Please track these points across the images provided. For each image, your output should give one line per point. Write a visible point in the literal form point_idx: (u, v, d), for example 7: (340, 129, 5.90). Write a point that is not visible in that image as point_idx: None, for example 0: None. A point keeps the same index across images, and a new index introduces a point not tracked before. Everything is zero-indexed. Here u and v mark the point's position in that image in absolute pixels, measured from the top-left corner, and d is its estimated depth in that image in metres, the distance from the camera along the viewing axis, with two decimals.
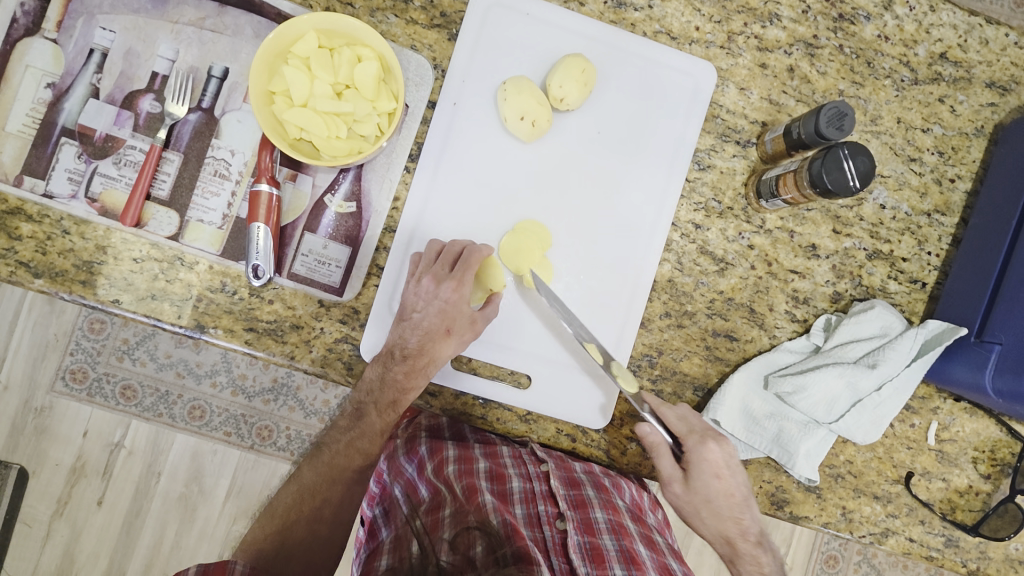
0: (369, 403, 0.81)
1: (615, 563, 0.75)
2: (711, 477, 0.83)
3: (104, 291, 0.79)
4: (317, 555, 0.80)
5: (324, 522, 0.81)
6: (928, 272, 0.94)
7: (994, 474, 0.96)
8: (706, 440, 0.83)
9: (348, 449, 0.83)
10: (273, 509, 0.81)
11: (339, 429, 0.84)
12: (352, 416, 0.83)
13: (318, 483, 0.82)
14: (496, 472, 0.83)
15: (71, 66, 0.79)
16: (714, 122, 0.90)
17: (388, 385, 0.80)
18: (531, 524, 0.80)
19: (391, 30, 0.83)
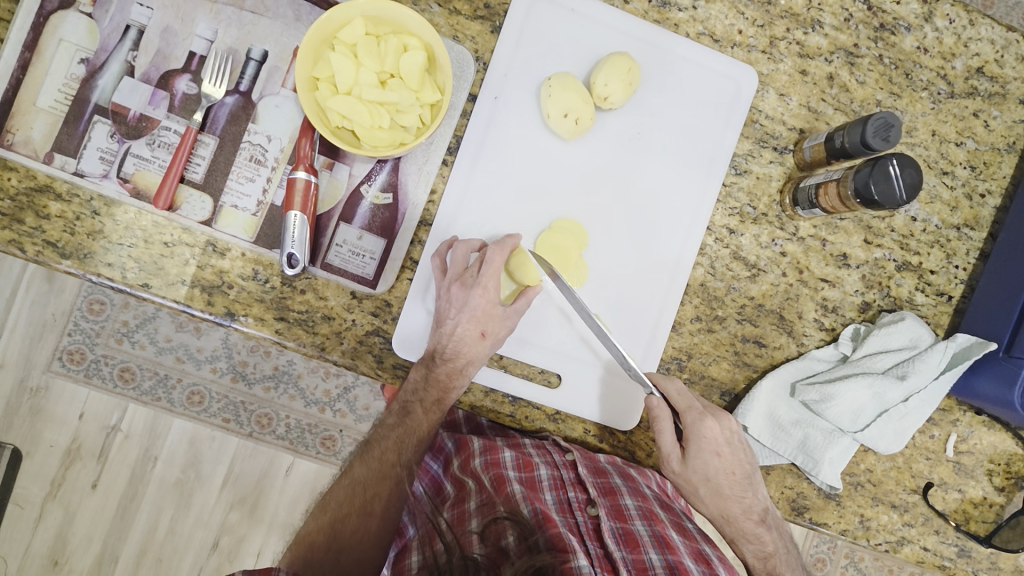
0: (413, 401, 0.81)
1: (650, 548, 0.76)
2: (710, 454, 0.81)
3: (134, 275, 0.77)
4: (368, 553, 0.76)
5: (374, 517, 0.78)
6: (955, 285, 0.94)
7: (1009, 486, 0.97)
8: (706, 416, 0.81)
9: (396, 443, 0.83)
10: (326, 504, 0.80)
11: (386, 425, 0.84)
12: (399, 414, 0.83)
13: (368, 476, 0.81)
14: (524, 459, 0.82)
15: (106, 42, 0.77)
16: (753, 127, 0.90)
17: (433, 384, 0.80)
18: (563, 510, 0.80)
19: (434, 20, 0.82)
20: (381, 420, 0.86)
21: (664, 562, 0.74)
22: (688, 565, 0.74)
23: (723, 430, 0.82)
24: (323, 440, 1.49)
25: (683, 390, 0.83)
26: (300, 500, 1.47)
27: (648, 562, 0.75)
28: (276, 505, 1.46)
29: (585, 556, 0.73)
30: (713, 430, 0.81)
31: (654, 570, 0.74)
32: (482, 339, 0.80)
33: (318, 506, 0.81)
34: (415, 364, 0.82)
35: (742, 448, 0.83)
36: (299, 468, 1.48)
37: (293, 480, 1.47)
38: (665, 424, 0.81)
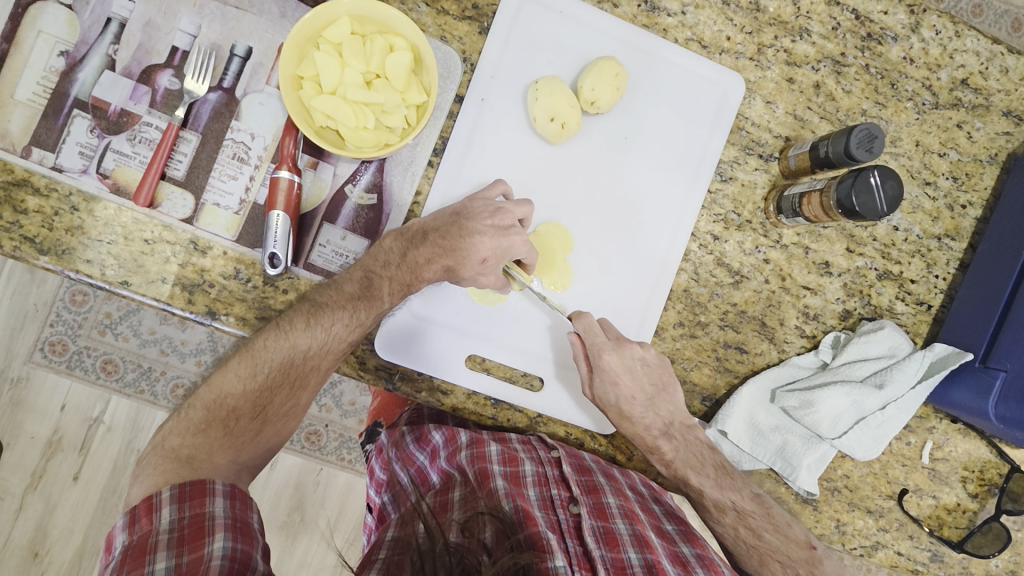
0: (382, 276, 0.78)
1: (629, 546, 0.76)
2: (608, 383, 0.83)
3: (113, 272, 0.77)
4: (290, 419, 0.79)
5: (306, 390, 0.79)
6: (935, 295, 0.96)
7: (982, 493, 0.98)
8: (604, 352, 0.82)
9: (350, 319, 0.77)
10: (258, 357, 0.74)
11: (343, 295, 0.77)
12: (360, 287, 0.77)
13: (305, 367, 0.77)
14: (509, 455, 0.83)
15: (86, 35, 0.76)
16: (739, 134, 0.90)
17: (407, 265, 0.78)
18: (545, 506, 0.79)
19: (421, 20, 0.81)
20: (335, 279, 0.78)
21: (642, 560, 0.74)
22: (665, 565, 0.75)
23: (625, 359, 0.83)
24: (310, 435, 1.46)
25: (593, 325, 0.84)
26: (283, 496, 1.46)
27: (627, 561, 0.75)
28: (259, 498, 1.45)
29: (564, 555, 0.72)
30: (613, 363, 0.82)
31: (632, 569, 0.74)
32: (481, 265, 0.79)
33: (243, 353, 0.75)
34: (391, 233, 0.79)
35: (644, 373, 0.84)
36: (284, 462, 1.45)
37: (277, 475, 1.45)
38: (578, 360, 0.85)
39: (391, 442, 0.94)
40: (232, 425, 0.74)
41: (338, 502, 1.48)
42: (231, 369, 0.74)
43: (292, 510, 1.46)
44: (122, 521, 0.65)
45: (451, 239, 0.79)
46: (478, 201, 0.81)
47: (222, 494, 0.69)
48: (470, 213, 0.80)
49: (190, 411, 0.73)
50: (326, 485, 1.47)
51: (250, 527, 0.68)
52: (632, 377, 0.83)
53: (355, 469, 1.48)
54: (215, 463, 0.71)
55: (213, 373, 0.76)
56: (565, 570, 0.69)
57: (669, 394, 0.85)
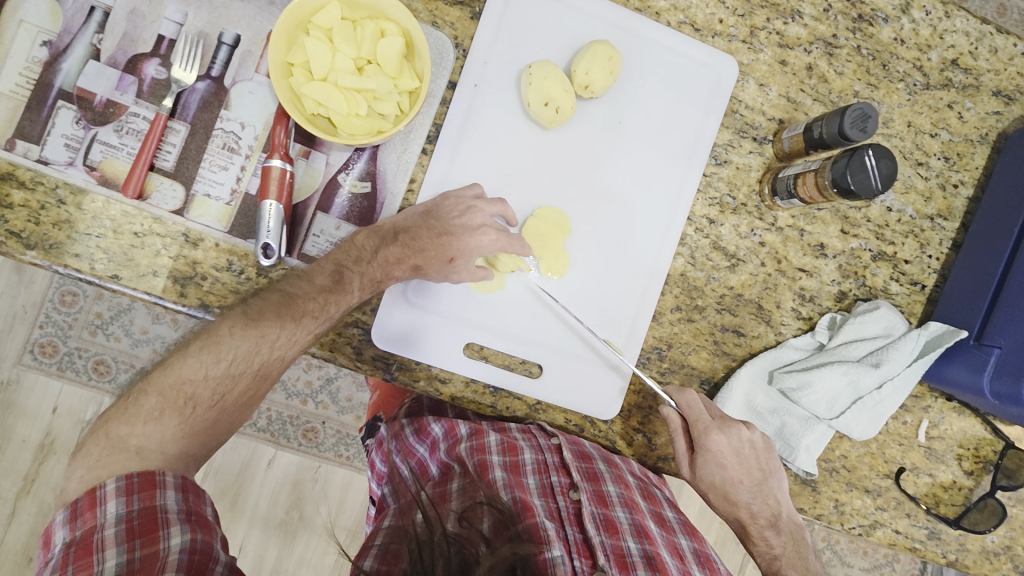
0: (353, 270, 0.76)
1: (628, 535, 0.76)
2: (714, 465, 0.84)
3: (103, 266, 0.75)
4: (245, 410, 0.77)
5: (265, 380, 0.77)
6: (928, 275, 0.96)
7: (977, 470, 0.99)
8: (711, 432, 0.83)
9: (319, 312, 0.75)
10: (223, 344, 0.72)
11: (314, 286, 0.75)
12: (330, 279, 0.75)
13: (269, 357, 0.75)
14: (508, 444, 0.82)
15: (69, 24, 0.74)
16: (733, 117, 0.90)
17: (380, 260, 0.77)
18: (545, 494, 0.79)
19: (412, 5, 0.80)
20: (304, 270, 0.77)
21: (641, 551, 0.75)
22: (664, 558, 0.76)
23: (732, 441, 0.84)
24: (305, 432, 1.45)
25: (695, 402, 0.85)
26: (281, 493, 1.45)
27: (627, 549, 0.75)
28: (257, 496, 1.44)
29: (561, 545, 0.73)
30: (718, 444, 0.84)
31: (633, 559, 0.74)
32: (449, 265, 0.80)
33: (207, 340, 0.72)
34: (365, 230, 0.78)
35: (752, 457, 0.85)
36: (282, 461, 1.44)
37: (273, 473, 1.44)
38: (676, 435, 0.86)
39: (391, 434, 0.94)
40: (188, 413, 0.71)
41: (337, 500, 1.47)
42: (193, 355, 0.72)
43: (291, 508, 1.46)
44: (63, 516, 0.65)
45: (421, 239, 0.78)
46: (451, 200, 0.80)
47: (173, 486, 0.69)
48: (441, 211, 0.80)
49: (141, 396, 0.70)
50: (324, 482, 1.46)
51: (206, 519, 0.69)
52: (739, 461, 0.85)
53: (353, 466, 1.47)
54: (166, 454, 0.70)
55: (171, 357, 0.72)
56: (561, 562, 0.71)
57: (776, 480, 0.86)
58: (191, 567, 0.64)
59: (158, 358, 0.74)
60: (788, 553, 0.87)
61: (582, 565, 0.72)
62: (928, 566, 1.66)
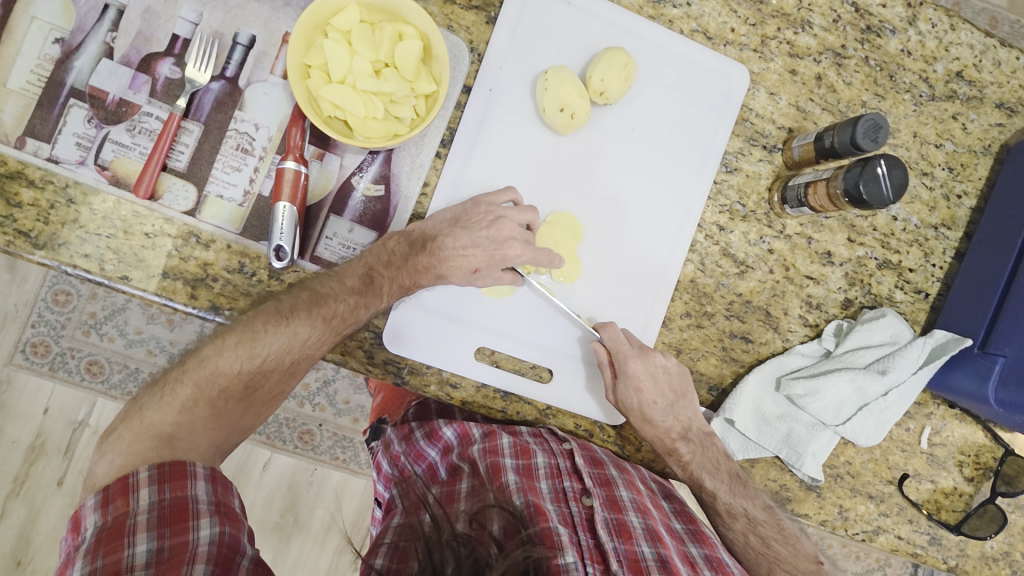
0: (383, 275, 0.77)
1: (642, 540, 0.76)
2: (632, 389, 0.84)
3: (112, 267, 0.75)
4: (271, 403, 0.78)
5: (293, 376, 0.77)
6: (932, 283, 0.97)
7: (977, 477, 1.01)
8: (631, 360, 0.83)
9: (350, 314, 0.76)
10: (257, 339, 0.72)
11: (344, 287, 0.75)
12: (359, 282, 0.76)
13: (300, 356, 0.75)
14: (522, 448, 0.82)
15: (82, 22, 0.73)
16: (744, 125, 0.90)
17: (408, 267, 0.77)
18: (558, 499, 0.79)
19: (428, 9, 0.80)
20: (337, 269, 0.77)
21: (655, 555, 0.75)
22: (677, 563, 0.75)
23: (650, 367, 0.84)
24: (303, 434, 1.43)
25: (617, 335, 0.84)
26: (276, 496, 1.44)
27: (640, 554, 0.75)
28: (252, 500, 1.43)
29: (574, 550, 0.72)
30: (637, 371, 0.83)
31: (647, 564, 0.74)
32: (471, 274, 0.80)
33: (240, 334, 0.72)
34: (392, 233, 0.78)
35: (666, 380, 0.85)
36: (277, 463, 1.43)
37: (269, 475, 1.43)
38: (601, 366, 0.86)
39: (400, 437, 0.93)
40: (220, 405, 0.72)
41: (332, 501, 1.46)
42: (227, 348, 0.72)
43: (286, 511, 1.44)
44: (94, 501, 0.64)
45: (448, 249, 0.79)
46: (482, 207, 0.80)
47: (204, 477, 0.68)
48: (469, 218, 0.80)
49: (177, 385, 0.70)
50: (321, 484, 1.45)
51: (233, 511, 0.69)
52: (655, 384, 0.84)
53: (350, 468, 1.47)
54: (196, 445, 0.70)
55: (204, 347, 0.72)
56: (574, 567, 0.70)
57: (689, 400, 0.87)
58: (220, 561, 0.63)
59: (190, 347, 0.74)
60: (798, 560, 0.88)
61: (594, 571, 0.72)
62: (919, 568, 1.69)
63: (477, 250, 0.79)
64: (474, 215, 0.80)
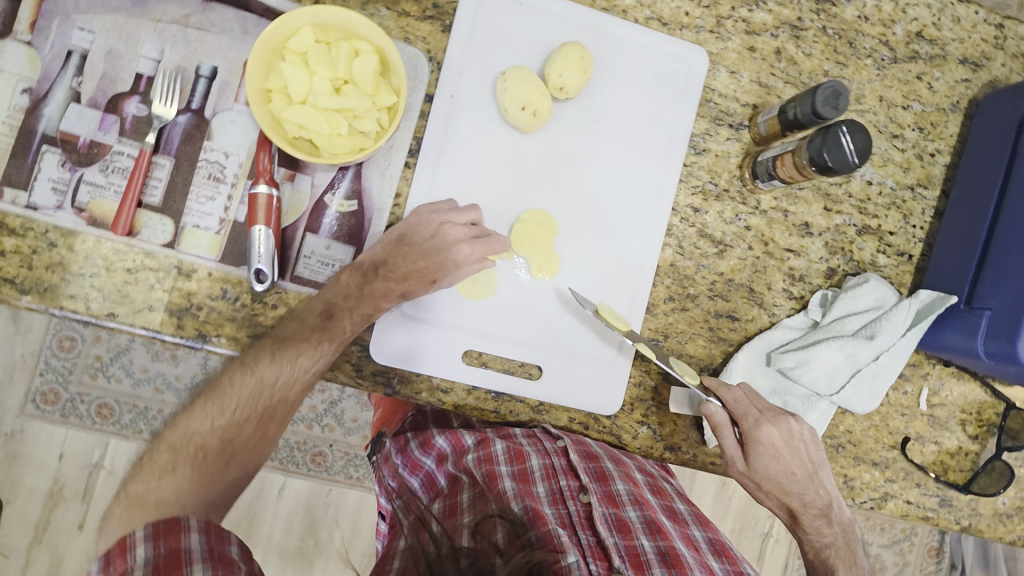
0: (343, 308, 0.78)
1: (641, 534, 0.77)
2: (770, 458, 0.83)
3: (99, 305, 0.77)
4: (258, 455, 0.79)
5: (272, 423, 0.79)
6: (914, 244, 0.98)
7: (982, 434, 1.01)
8: (763, 424, 0.82)
9: (313, 351, 0.77)
10: (225, 395, 0.76)
11: (304, 327, 0.77)
12: (319, 317, 0.77)
13: (271, 400, 0.78)
14: (515, 451, 0.82)
15: (48, 70, 0.75)
16: (708, 106, 0.91)
17: (369, 295, 0.78)
18: (555, 501, 0.79)
19: (383, 23, 0.82)
20: (297, 311, 0.78)
21: (655, 547, 0.75)
22: (680, 551, 0.76)
23: (783, 432, 0.83)
24: (314, 457, 1.44)
25: (741, 398, 0.84)
26: (294, 520, 1.45)
27: (640, 547, 0.76)
28: (271, 526, 1.44)
29: (576, 550, 0.73)
30: (771, 436, 0.82)
31: (647, 556, 0.75)
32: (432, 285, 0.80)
33: (210, 393, 0.76)
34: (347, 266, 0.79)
35: (804, 449, 0.85)
36: (292, 487, 1.44)
37: (285, 501, 1.44)
38: (722, 432, 0.83)
39: (397, 449, 0.95)
40: (201, 463, 0.74)
41: (350, 522, 1.47)
42: (198, 409, 0.76)
43: (305, 534, 1.45)
44: (96, 567, 0.64)
45: (401, 267, 0.79)
46: (423, 218, 0.80)
47: (196, 530, 0.68)
48: (413, 233, 0.80)
49: (155, 454, 0.74)
50: (337, 505, 1.46)
51: (230, 559, 0.67)
52: (792, 453, 0.84)
53: (364, 486, 1.47)
54: (185, 505, 0.71)
55: (180, 415, 0.77)
56: (577, 566, 0.71)
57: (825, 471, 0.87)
58: None
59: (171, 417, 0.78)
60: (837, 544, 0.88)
61: (598, 568, 0.72)
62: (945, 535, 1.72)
63: (426, 263, 0.79)
64: (416, 232, 0.80)
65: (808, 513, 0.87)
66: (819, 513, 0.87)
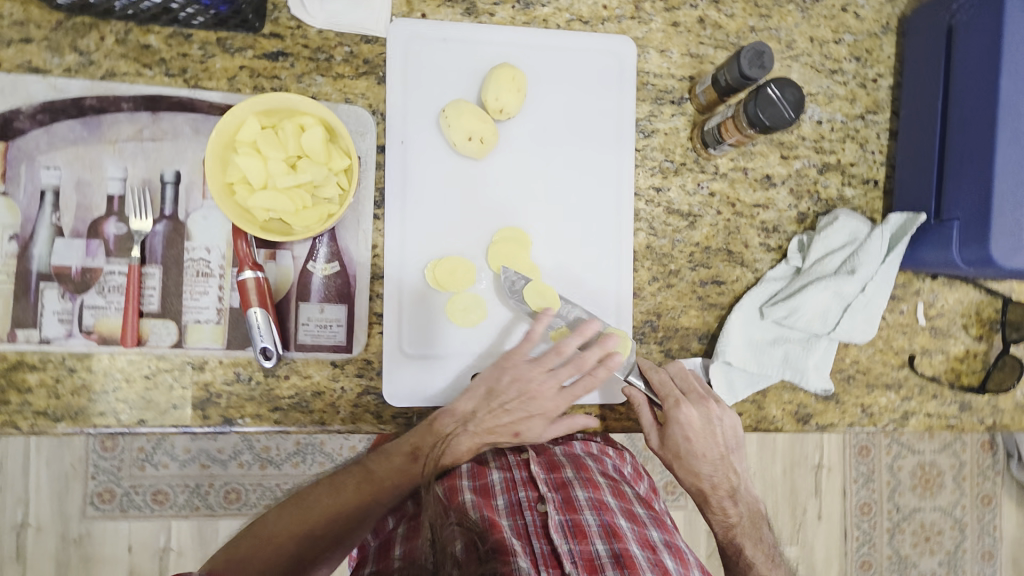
0: (427, 454, 0.82)
1: (596, 538, 0.74)
2: (682, 437, 0.88)
3: (127, 415, 0.82)
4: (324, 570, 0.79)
5: (348, 538, 0.80)
6: (877, 170, 1.00)
7: (986, 333, 1.03)
8: (682, 404, 0.87)
9: (404, 477, 0.81)
10: (312, 503, 0.80)
11: (390, 463, 0.82)
12: (405, 458, 0.82)
13: (353, 518, 0.79)
14: (477, 470, 0.86)
15: (27, 213, 0.80)
16: (646, 89, 0.94)
17: (448, 445, 0.82)
18: (513, 512, 0.78)
19: (322, 90, 0.86)
20: (387, 446, 0.83)
21: (609, 551, 0.72)
22: (635, 553, 0.73)
23: (702, 415, 0.88)
24: None
25: (666, 379, 0.89)
26: None
27: (595, 553, 0.72)
28: (342, 569, 1.50)
29: (528, 560, 0.70)
30: (688, 416, 0.87)
31: (603, 561, 0.71)
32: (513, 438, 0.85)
33: (296, 500, 0.80)
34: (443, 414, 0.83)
35: (717, 433, 0.88)
36: None
37: None
38: (642, 407, 0.89)
39: None
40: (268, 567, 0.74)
41: None
42: (280, 514, 0.79)
43: None
44: None
45: (485, 423, 0.83)
46: (507, 378, 0.85)
47: None
48: (501, 390, 0.84)
49: (229, 550, 0.75)
50: None
51: None
52: (704, 436, 0.88)
53: None
54: None
55: (260, 517, 0.80)
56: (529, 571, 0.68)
57: (738, 454, 0.90)
58: None
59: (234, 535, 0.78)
60: (744, 520, 0.92)
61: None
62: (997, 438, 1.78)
63: (512, 419, 0.84)
64: (508, 385, 0.85)
65: (717, 494, 0.90)
66: (726, 490, 0.91)
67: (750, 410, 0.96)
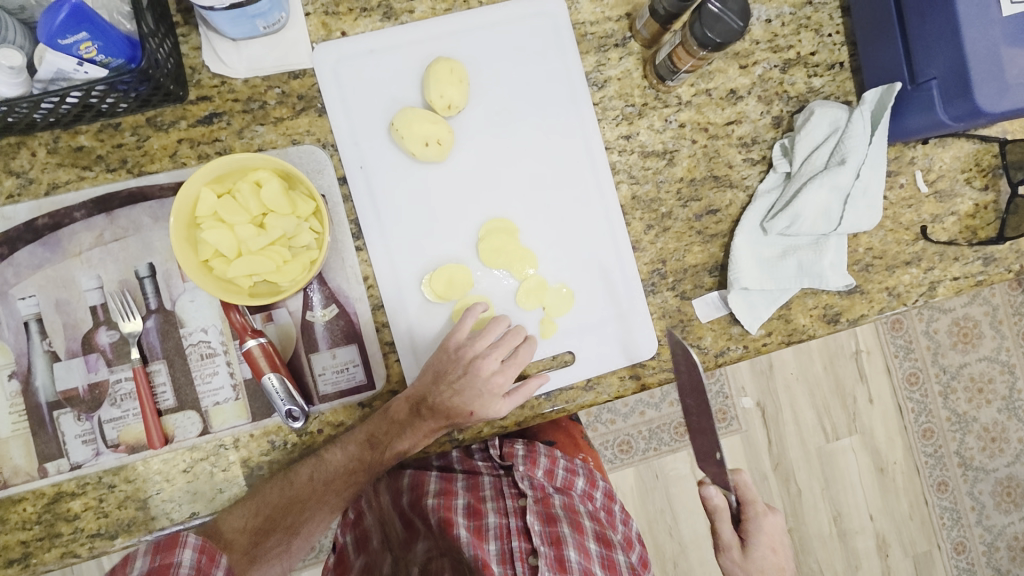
0: (425, 412, 0.81)
1: None
2: (720, 490, 0.90)
3: (178, 512, 0.81)
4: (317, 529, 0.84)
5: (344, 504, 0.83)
6: (839, 52, 0.96)
7: (991, 182, 1.00)
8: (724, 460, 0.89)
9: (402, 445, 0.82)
10: (316, 472, 0.80)
11: (392, 426, 0.81)
12: (409, 416, 0.81)
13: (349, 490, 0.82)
14: (473, 509, 0.92)
15: (19, 348, 0.79)
16: (586, 40, 0.90)
17: (442, 402, 0.81)
18: (504, 559, 0.87)
19: (267, 139, 0.83)
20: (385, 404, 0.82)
21: None
22: None
23: (740, 469, 0.91)
24: None
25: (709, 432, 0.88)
26: None
27: None
28: None
29: None
30: (729, 470, 0.89)
31: None
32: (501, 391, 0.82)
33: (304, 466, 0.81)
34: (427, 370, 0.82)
35: (753, 487, 0.93)
36: None
37: None
38: None
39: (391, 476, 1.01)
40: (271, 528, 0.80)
41: None
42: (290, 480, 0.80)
43: None
44: None
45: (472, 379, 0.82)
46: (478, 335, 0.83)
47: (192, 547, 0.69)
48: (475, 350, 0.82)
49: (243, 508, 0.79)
50: None
51: None
52: (741, 486, 0.91)
53: None
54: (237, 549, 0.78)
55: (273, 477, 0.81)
56: None
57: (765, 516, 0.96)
58: None
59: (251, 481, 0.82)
60: None
61: None
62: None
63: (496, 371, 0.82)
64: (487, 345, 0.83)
65: None
66: None
67: (779, 326, 0.95)
